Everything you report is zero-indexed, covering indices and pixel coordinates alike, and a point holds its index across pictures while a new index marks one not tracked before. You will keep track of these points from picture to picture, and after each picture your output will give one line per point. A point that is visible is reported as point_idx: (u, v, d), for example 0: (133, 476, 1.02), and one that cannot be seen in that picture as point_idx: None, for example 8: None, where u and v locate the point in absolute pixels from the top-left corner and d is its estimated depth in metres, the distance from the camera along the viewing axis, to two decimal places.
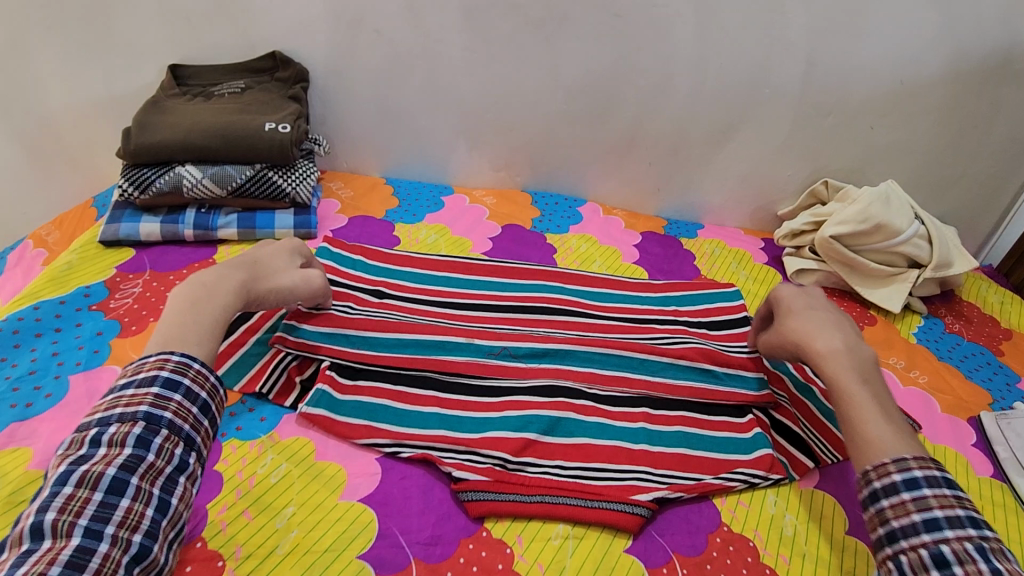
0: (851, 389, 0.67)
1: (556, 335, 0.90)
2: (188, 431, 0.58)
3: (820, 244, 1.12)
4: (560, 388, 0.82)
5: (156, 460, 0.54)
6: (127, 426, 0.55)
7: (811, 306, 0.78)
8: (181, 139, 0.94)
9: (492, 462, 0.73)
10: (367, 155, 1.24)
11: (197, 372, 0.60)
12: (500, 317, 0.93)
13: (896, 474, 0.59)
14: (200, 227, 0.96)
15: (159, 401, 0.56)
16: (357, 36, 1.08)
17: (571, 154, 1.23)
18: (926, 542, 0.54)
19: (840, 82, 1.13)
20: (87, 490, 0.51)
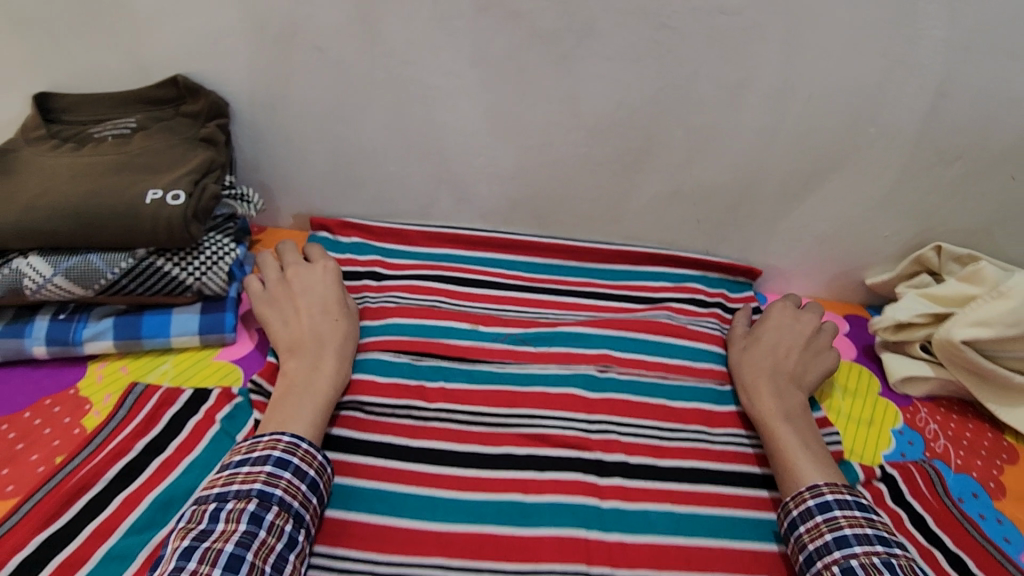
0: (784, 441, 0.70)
1: (571, 534, 0.63)
2: (300, 508, 0.57)
3: (940, 346, 0.80)
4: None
5: (267, 537, 0.54)
6: (243, 502, 0.55)
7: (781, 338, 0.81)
8: (16, 224, 0.63)
9: None
10: (318, 209, 0.93)
11: (305, 452, 0.60)
12: (487, 477, 0.67)
13: (811, 499, 0.63)
14: (55, 342, 0.67)
15: (271, 478, 0.57)
16: (292, 56, 0.76)
17: (592, 208, 0.92)
18: (838, 558, 0.58)
19: (977, 119, 0.80)
20: (208, 566, 0.51)
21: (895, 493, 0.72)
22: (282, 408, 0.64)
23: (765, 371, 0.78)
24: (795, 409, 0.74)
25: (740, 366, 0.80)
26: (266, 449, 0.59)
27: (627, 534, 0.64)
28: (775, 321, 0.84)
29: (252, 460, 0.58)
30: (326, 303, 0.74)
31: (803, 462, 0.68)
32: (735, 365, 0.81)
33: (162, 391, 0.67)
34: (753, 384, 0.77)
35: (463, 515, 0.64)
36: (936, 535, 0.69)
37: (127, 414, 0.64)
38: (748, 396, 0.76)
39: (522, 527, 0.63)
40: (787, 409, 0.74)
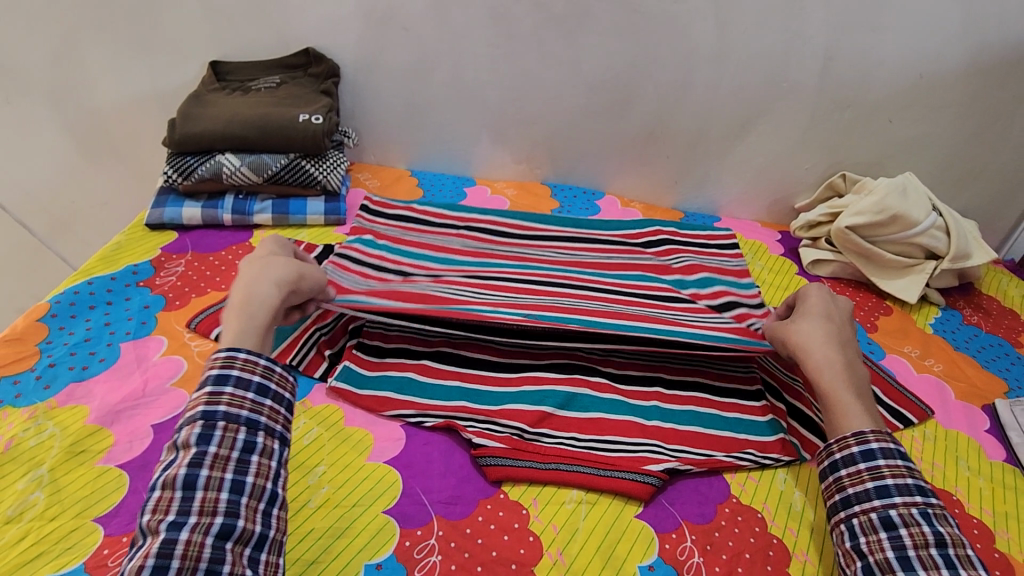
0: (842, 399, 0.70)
1: (571, 324, 0.91)
2: (249, 416, 0.59)
3: (836, 235, 1.14)
4: (574, 365, 0.85)
5: (218, 450, 0.56)
6: (191, 426, 0.56)
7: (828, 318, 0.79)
8: (221, 129, 1.00)
9: (510, 432, 0.76)
10: (393, 148, 1.29)
11: (243, 360, 0.60)
12: (510, 294, 0.95)
13: (855, 446, 0.67)
14: (237, 212, 1.02)
15: (213, 397, 0.58)
16: (385, 33, 1.13)
17: (591, 147, 1.27)
18: (876, 507, 0.63)
19: (858, 76, 1.15)
20: (170, 490, 0.53)
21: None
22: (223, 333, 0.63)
23: (834, 342, 0.76)
24: (861, 377, 0.74)
25: (814, 333, 0.76)
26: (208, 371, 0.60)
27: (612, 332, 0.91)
28: (821, 294, 0.82)
29: (198, 386, 0.59)
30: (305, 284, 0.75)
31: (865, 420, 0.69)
32: (796, 337, 0.78)
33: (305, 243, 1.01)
34: (823, 352, 0.74)
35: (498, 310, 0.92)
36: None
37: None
38: (828, 363, 0.73)
39: (541, 317, 0.92)
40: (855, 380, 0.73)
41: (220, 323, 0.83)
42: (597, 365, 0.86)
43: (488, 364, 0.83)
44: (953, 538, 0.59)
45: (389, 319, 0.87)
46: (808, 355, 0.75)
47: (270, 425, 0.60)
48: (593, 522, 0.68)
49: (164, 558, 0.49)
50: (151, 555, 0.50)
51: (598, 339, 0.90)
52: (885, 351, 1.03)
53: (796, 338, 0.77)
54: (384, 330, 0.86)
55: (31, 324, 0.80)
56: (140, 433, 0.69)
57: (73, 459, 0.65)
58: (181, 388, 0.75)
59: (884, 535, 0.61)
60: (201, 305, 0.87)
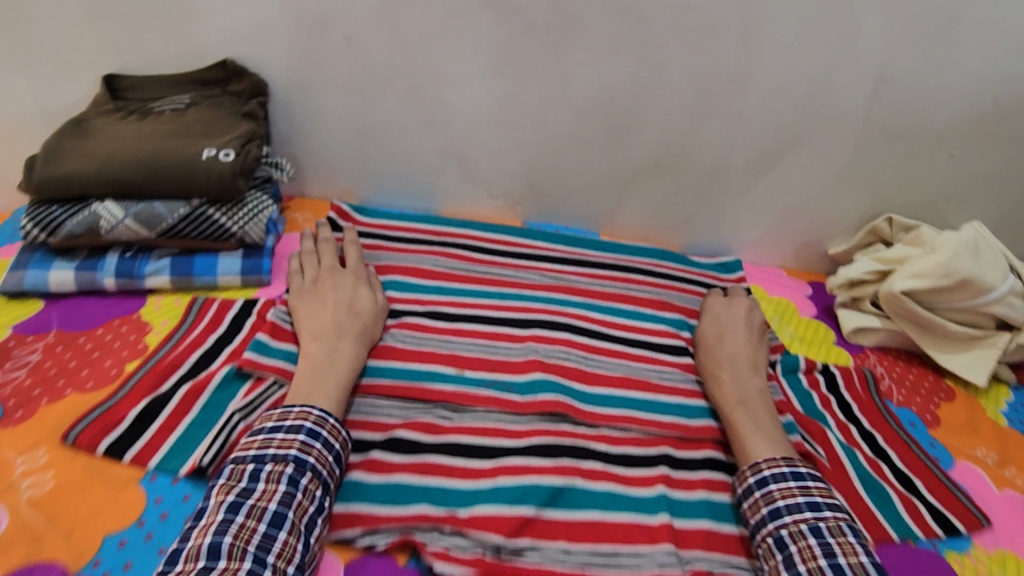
0: (733, 420, 0.75)
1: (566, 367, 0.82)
2: (328, 475, 0.60)
3: (885, 299, 0.91)
4: (571, 491, 0.67)
5: (246, 520, 0.54)
6: (281, 465, 0.58)
7: (721, 335, 0.85)
8: (96, 172, 0.76)
9: (482, 550, 0.61)
10: (340, 182, 1.05)
11: (333, 425, 0.63)
12: (486, 305, 0.89)
13: (751, 476, 0.67)
14: (123, 275, 0.79)
15: (305, 446, 0.60)
16: (322, 42, 0.90)
17: (582, 182, 1.04)
18: (772, 529, 0.62)
19: (915, 101, 0.92)
20: (254, 521, 0.54)
21: (830, 384, 0.87)
22: (305, 387, 0.67)
23: (726, 363, 0.81)
24: (755, 391, 0.78)
25: (713, 357, 0.83)
26: (297, 419, 0.61)
27: (590, 340, 0.87)
28: (728, 315, 0.88)
29: (286, 428, 0.60)
30: (350, 301, 0.79)
31: (761, 436, 0.71)
32: (704, 361, 0.84)
33: (221, 300, 0.81)
34: (717, 373, 0.81)
35: (483, 355, 0.81)
36: (856, 416, 0.83)
37: (195, 319, 0.79)
38: (728, 378, 0.79)
39: (516, 326, 0.86)
40: (744, 393, 0.77)
41: (108, 433, 0.64)
42: (575, 387, 0.79)
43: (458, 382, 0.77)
44: (841, 548, 0.58)
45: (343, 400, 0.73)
46: (711, 382, 0.81)
47: (317, 468, 0.59)
48: None
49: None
50: None
51: (580, 350, 0.85)
52: (954, 456, 0.81)
53: (705, 364, 0.83)
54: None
55: None
56: None
57: None
58: None
59: (780, 558, 0.60)
60: (51, 420, 0.65)
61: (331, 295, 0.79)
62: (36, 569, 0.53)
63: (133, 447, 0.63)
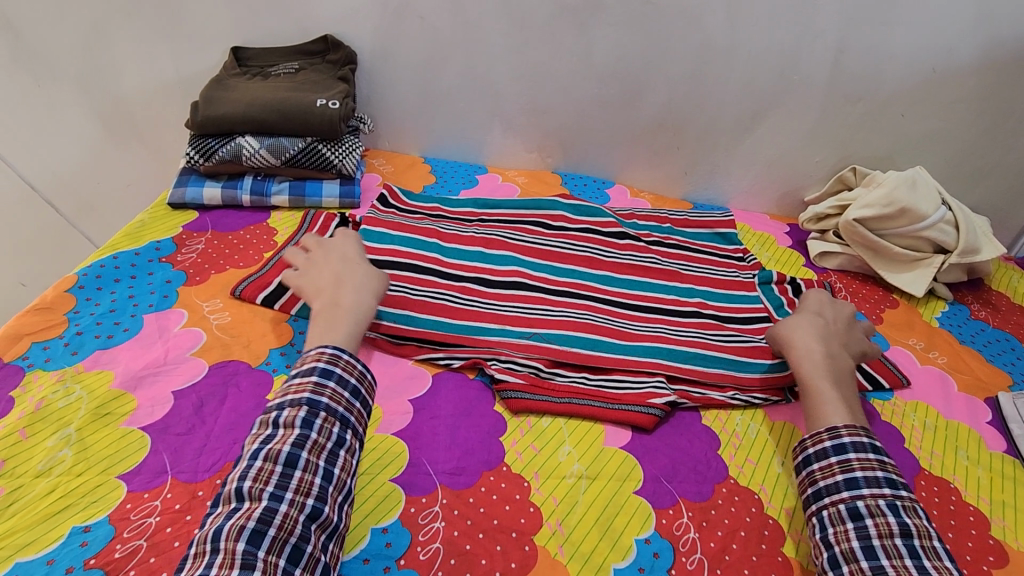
0: (822, 390, 0.76)
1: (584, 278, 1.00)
2: (344, 412, 0.65)
3: (842, 227, 1.14)
4: (587, 341, 0.89)
5: (264, 464, 0.59)
6: (296, 409, 0.63)
7: (819, 320, 0.87)
8: (242, 112, 1.02)
9: (528, 370, 0.84)
10: (407, 135, 1.31)
11: (346, 362, 0.68)
12: (507, 210, 1.12)
13: (828, 441, 0.70)
14: (256, 193, 1.05)
15: (317, 388, 0.65)
16: (402, 21, 1.16)
17: (602, 136, 1.28)
18: (845, 497, 0.65)
19: (870, 70, 1.15)
20: (272, 464, 0.59)
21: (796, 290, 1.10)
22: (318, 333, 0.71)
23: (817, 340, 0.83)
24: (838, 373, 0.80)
25: (805, 328, 0.85)
26: (312, 360, 0.67)
27: (609, 239, 1.10)
28: (819, 300, 0.91)
29: (299, 375, 0.66)
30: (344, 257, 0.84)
31: (837, 401, 0.75)
32: (785, 334, 0.86)
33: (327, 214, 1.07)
34: (806, 345, 0.83)
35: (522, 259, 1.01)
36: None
37: (310, 225, 1.04)
38: (811, 358, 0.81)
39: (546, 229, 1.10)
40: (834, 374, 0.79)
41: (263, 289, 0.88)
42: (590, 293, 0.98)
43: (491, 262, 0.98)
44: (917, 529, 0.61)
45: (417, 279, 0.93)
46: (803, 347, 0.83)
47: (332, 407, 0.64)
48: (576, 439, 0.77)
49: (263, 524, 0.55)
50: (255, 517, 0.56)
51: (601, 245, 1.08)
52: (890, 343, 1.03)
53: (795, 334, 0.85)
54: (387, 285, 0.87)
55: (61, 295, 0.83)
56: (162, 398, 0.72)
57: (98, 421, 0.69)
58: (201, 358, 0.78)
59: (850, 525, 0.63)
60: (221, 283, 0.91)
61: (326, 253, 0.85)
62: (230, 364, 0.78)
63: (282, 298, 0.87)
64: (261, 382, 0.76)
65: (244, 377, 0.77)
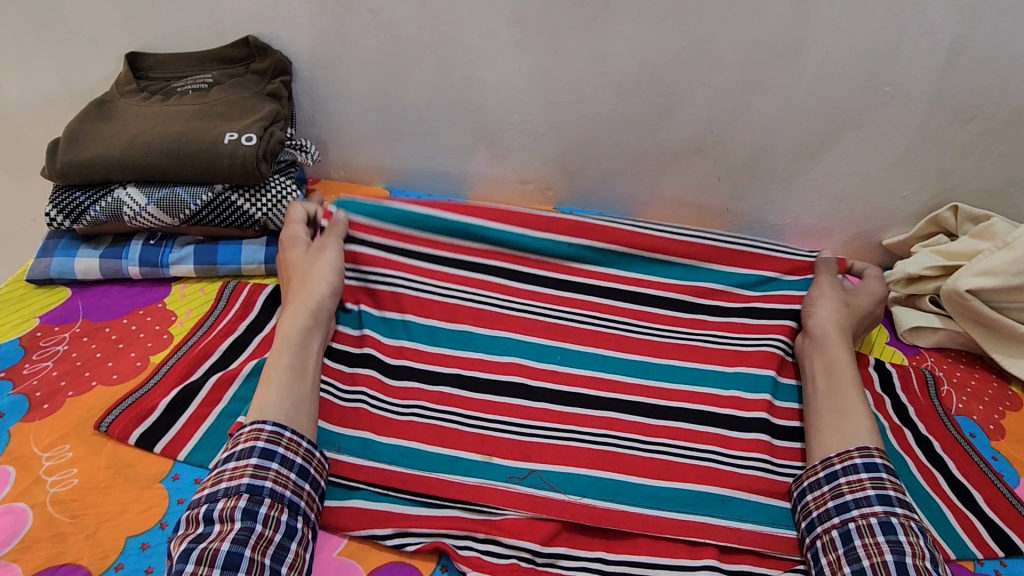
0: (852, 400, 0.70)
1: (602, 375, 0.78)
2: (292, 496, 0.57)
3: (947, 296, 0.85)
4: (600, 482, 0.68)
5: (195, 568, 0.50)
6: (235, 500, 0.54)
7: (856, 321, 0.81)
8: (118, 156, 0.74)
9: (519, 556, 0.63)
10: (366, 164, 1.02)
11: (290, 440, 0.59)
12: (508, 257, 0.87)
13: (821, 471, 0.66)
14: (147, 263, 0.78)
15: (258, 470, 0.56)
16: (348, 16, 0.85)
17: (618, 165, 0.98)
18: (836, 523, 0.61)
19: (993, 78, 0.83)
20: (206, 567, 0.50)
21: (885, 383, 0.82)
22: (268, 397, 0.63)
23: (848, 343, 0.77)
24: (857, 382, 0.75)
25: (834, 329, 0.78)
26: (248, 441, 0.58)
27: (632, 306, 0.86)
28: (866, 299, 0.83)
29: (235, 456, 0.57)
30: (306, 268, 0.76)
31: (859, 412, 0.69)
32: (813, 326, 0.80)
33: (251, 286, 0.78)
34: (830, 340, 0.77)
35: (523, 346, 0.80)
36: (912, 421, 0.78)
37: (227, 305, 0.76)
38: (845, 363, 0.74)
39: (554, 293, 0.86)
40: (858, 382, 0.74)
41: (140, 423, 0.62)
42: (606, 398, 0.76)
43: (489, 351, 0.79)
44: (913, 549, 0.56)
45: (391, 402, 0.73)
46: (841, 350, 0.76)
47: (277, 491, 0.56)
48: None
49: None
50: None
51: (621, 320, 0.84)
52: (1020, 471, 0.74)
53: (826, 333, 0.78)
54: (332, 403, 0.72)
55: None
56: None
57: None
58: (15, 561, 0.53)
59: (883, 539, 0.57)
60: (77, 413, 0.64)
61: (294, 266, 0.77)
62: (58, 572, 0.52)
63: (165, 436, 0.62)
64: None
65: None
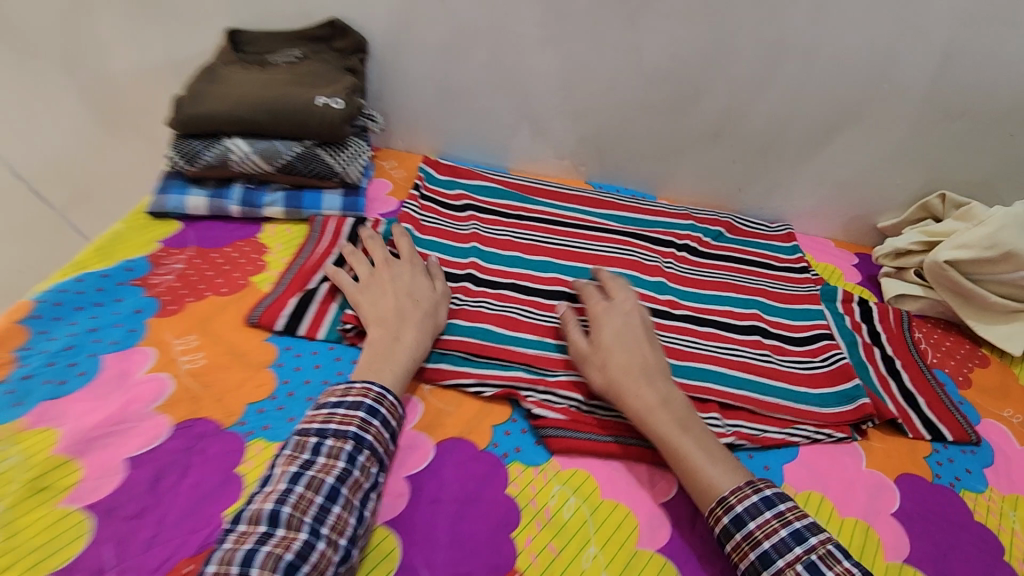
0: (677, 443, 0.66)
1: (631, 287, 0.93)
2: (383, 452, 0.63)
3: (929, 269, 0.97)
4: None
5: (304, 490, 0.56)
6: (340, 442, 0.60)
7: (625, 336, 0.75)
8: (230, 110, 0.89)
9: (569, 403, 0.75)
10: (423, 136, 1.16)
11: (391, 403, 0.65)
12: (551, 212, 1.06)
13: (739, 505, 0.60)
14: (246, 203, 0.93)
15: (365, 423, 0.62)
16: (420, 6, 1.00)
17: (645, 146, 1.11)
18: (756, 560, 0.57)
19: (977, 82, 0.96)
20: (313, 493, 0.56)
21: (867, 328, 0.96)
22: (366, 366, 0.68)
23: (640, 373, 0.71)
24: (676, 399, 0.70)
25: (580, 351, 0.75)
26: (359, 395, 0.63)
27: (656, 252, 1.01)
28: (609, 323, 0.76)
29: (347, 404, 0.62)
30: (405, 287, 0.78)
31: (686, 441, 0.66)
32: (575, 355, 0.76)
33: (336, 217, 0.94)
34: (593, 360, 0.73)
35: (564, 267, 0.95)
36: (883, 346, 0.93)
37: (318, 235, 0.91)
38: (634, 387, 0.70)
39: (591, 233, 1.03)
40: (664, 397, 0.69)
41: (281, 313, 0.78)
42: (635, 303, 0.91)
43: (535, 267, 0.93)
44: None
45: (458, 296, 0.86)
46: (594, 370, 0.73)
47: (374, 445, 0.62)
48: (604, 538, 0.64)
49: (299, 558, 0.51)
50: (292, 549, 0.52)
51: (647, 254, 1.00)
52: (980, 414, 0.87)
53: (592, 363, 0.73)
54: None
55: (12, 326, 0.72)
56: (112, 468, 0.61)
57: (34, 498, 0.58)
58: (162, 414, 0.67)
59: None
60: (199, 313, 0.79)
61: (382, 278, 0.79)
62: (196, 423, 0.67)
63: (304, 322, 0.78)
64: (229, 449, 0.65)
65: (211, 441, 0.65)
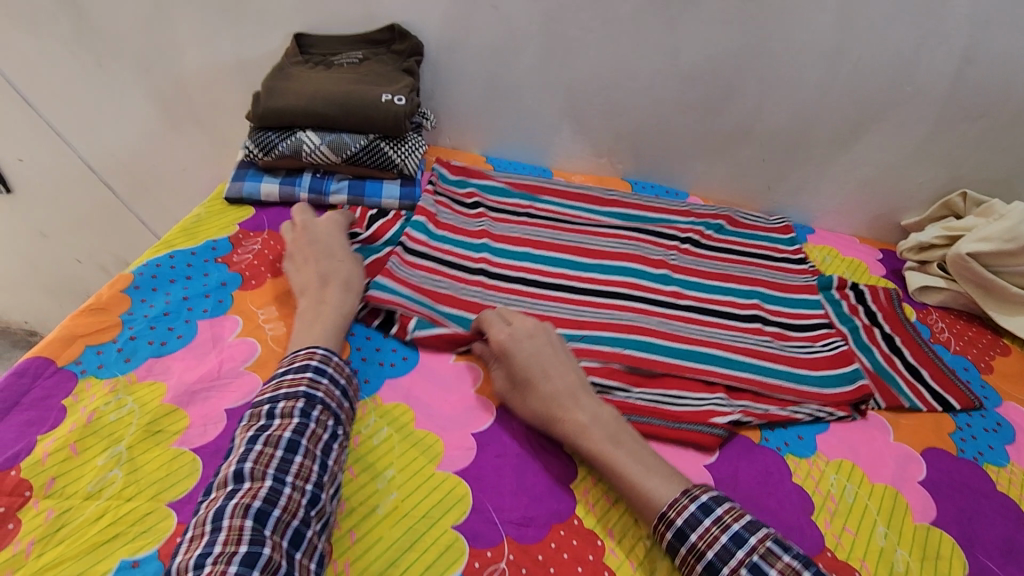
0: (617, 463, 0.66)
1: (670, 273, 1.00)
2: (337, 408, 0.65)
3: (952, 261, 1.03)
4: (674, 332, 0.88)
5: (265, 447, 0.57)
6: (293, 401, 0.62)
7: (532, 360, 0.73)
8: (305, 105, 0.97)
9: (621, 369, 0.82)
10: (470, 133, 1.24)
11: (337, 363, 0.68)
12: (594, 200, 1.12)
13: (681, 516, 0.60)
14: (314, 190, 1.00)
15: (313, 382, 0.64)
16: (474, 12, 1.08)
17: (679, 144, 1.18)
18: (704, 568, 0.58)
19: (997, 83, 1.02)
20: (271, 448, 0.57)
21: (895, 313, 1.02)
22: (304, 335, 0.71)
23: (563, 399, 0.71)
24: (605, 416, 0.70)
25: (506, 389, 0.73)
26: (304, 359, 0.66)
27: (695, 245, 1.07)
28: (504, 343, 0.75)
29: (294, 369, 0.65)
30: (325, 250, 0.84)
31: (629, 460, 0.66)
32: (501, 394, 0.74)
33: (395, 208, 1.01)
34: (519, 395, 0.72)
35: (609, 251, 1.01)
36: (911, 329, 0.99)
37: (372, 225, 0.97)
38: (566, 409, 0.70)
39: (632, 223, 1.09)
40: (592, 418, 0.70)
41: None
42: (676, 288, 0.97)
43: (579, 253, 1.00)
44: None
45: (519, 276, 0.93)
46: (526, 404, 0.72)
47: (326, 400, 0.64)
48: None
49: (268, 504, 0.53)
50: (260, 497, 0.54)
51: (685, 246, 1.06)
52: (1001, 397, 0.92)
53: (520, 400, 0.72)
54: (486, 279, 0.91)
55: (116, 295, 0.80)
56: (214, 417, 0.68)
57: (149, 439, 0.65)
58: (254, 372, 0.74)
59: None
60: (277, 288, 0.86)
61: (302, 248, 0.85)
62: None
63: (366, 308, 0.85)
64: None
65: None
